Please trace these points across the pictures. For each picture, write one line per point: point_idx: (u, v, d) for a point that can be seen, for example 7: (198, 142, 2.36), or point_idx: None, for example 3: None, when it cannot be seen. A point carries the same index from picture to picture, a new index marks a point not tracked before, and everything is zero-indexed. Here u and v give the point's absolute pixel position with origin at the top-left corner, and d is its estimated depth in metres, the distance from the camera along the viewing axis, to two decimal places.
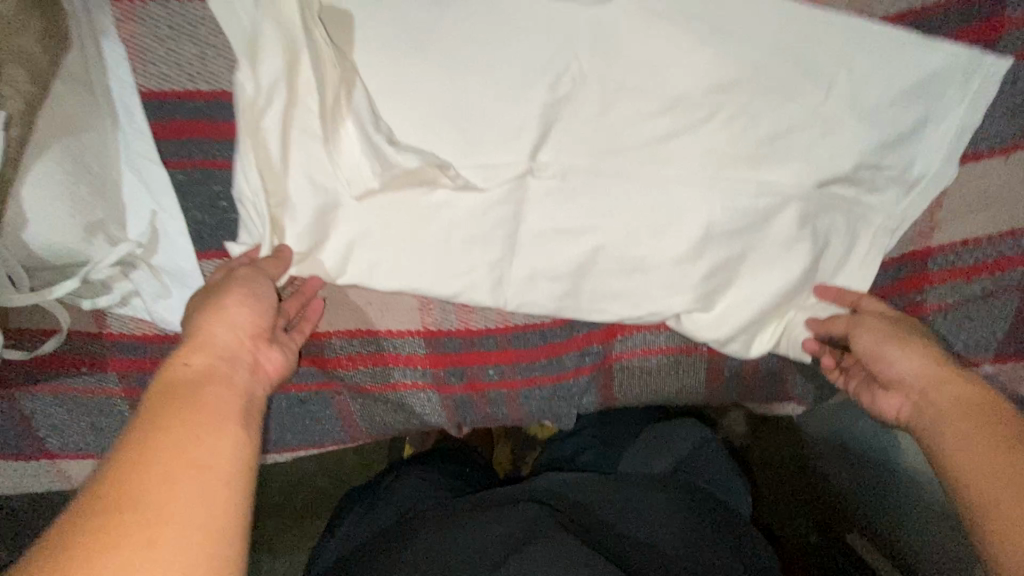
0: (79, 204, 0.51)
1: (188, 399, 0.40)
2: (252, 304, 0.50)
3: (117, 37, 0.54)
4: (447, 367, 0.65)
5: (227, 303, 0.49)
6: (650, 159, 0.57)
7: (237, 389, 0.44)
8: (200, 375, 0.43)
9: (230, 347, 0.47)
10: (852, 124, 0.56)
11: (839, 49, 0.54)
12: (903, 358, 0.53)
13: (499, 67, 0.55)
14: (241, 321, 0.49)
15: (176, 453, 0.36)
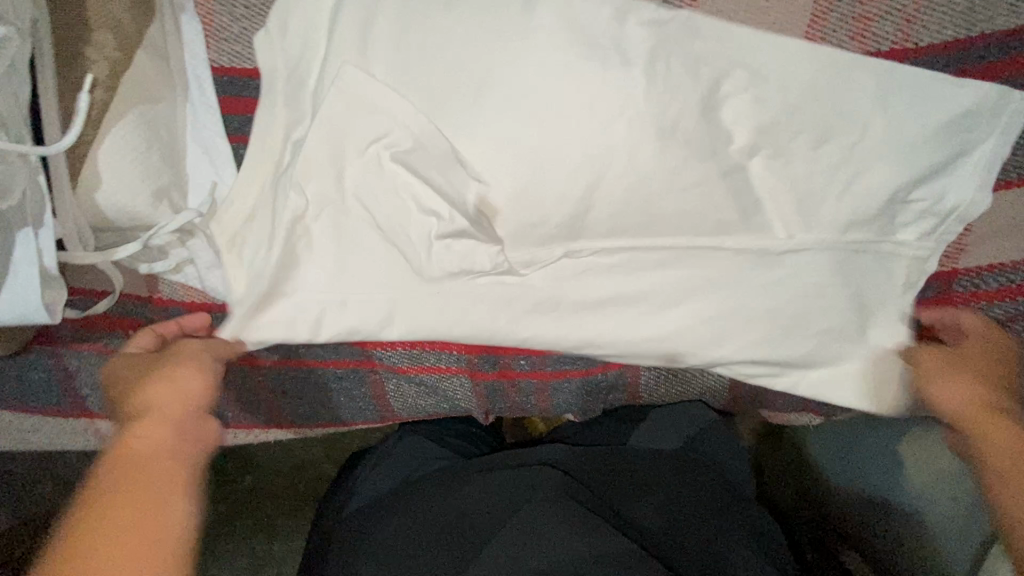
0: (149, 169, 0.53)
1: (124, 480, 0.45)
2: (193, 376, 0.54)
3: (196, 13, 0.56)
4: (483, 352, 0.67)
5: (176, 377, 0.53)
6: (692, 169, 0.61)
7: (173, 463, 0.48)
8: (148, 454, 0.48)
9: (179, 415, 0.51)
10: (897, 157, 0.57)
11: (883, 84, 0.56)
12: (958, 394, 0.59)
13: None
14: (188, 391, 0.53)
15: (101, 552, 0.41)
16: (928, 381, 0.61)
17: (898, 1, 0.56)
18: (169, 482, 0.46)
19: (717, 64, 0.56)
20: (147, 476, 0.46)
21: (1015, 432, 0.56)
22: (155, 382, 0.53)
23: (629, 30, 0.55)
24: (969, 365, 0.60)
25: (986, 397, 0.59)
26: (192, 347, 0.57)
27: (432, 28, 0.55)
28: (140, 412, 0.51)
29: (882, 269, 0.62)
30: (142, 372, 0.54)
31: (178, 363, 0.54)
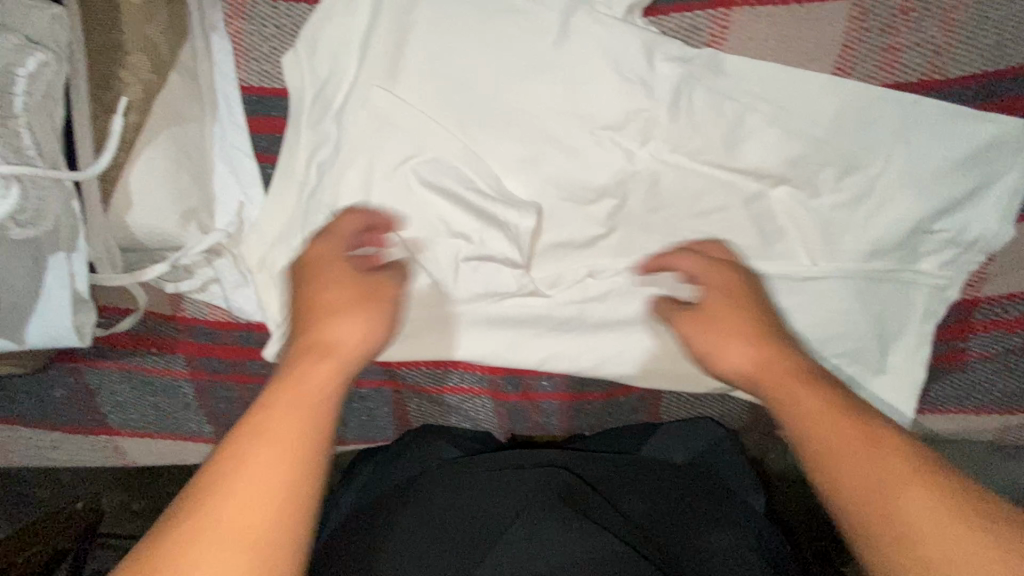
0: (180, 191, 0.52)
1: (290, 425, 0.39)
2: (376, 327, 0.49)
3: (226, 32, 0.55)
4: (505, 373, 0.67)
5: (371, 329, 0.48)
6: (716, 196, 0.61)
7: (329, 428, 0.41)
8: (314, 401, 0.41)
9: (345, 364, 0.45)
10: (915, 190, 0.58)
11: (901, 119, 0.57)
12: (740, 356, 0.51)
13: (585, 96, 0.57)
14: (363, 342, 0.47)
15: (246, 501, 0.36)
16: (697, 338, 0.54)
17: (927, 33, 0.56)
18: (318, 452, 0.39)
19: (741, 98, 0.57)
20: (311, 434, 0.40)
21: (820, 393, 0.46)
22: (343, 314, 0.48)
23: (657, 67, 0.57)
24: (721, 318, 0.53)
25: (768, 355, 0.50)
26: (395, 292, 0.51)
27: (460, 53, 0.56)
28: (322, 343, 0.46)
29: (902, 297, 0.62)
30: (342, 289, 0.49)
31: (376, 308, 0.49)
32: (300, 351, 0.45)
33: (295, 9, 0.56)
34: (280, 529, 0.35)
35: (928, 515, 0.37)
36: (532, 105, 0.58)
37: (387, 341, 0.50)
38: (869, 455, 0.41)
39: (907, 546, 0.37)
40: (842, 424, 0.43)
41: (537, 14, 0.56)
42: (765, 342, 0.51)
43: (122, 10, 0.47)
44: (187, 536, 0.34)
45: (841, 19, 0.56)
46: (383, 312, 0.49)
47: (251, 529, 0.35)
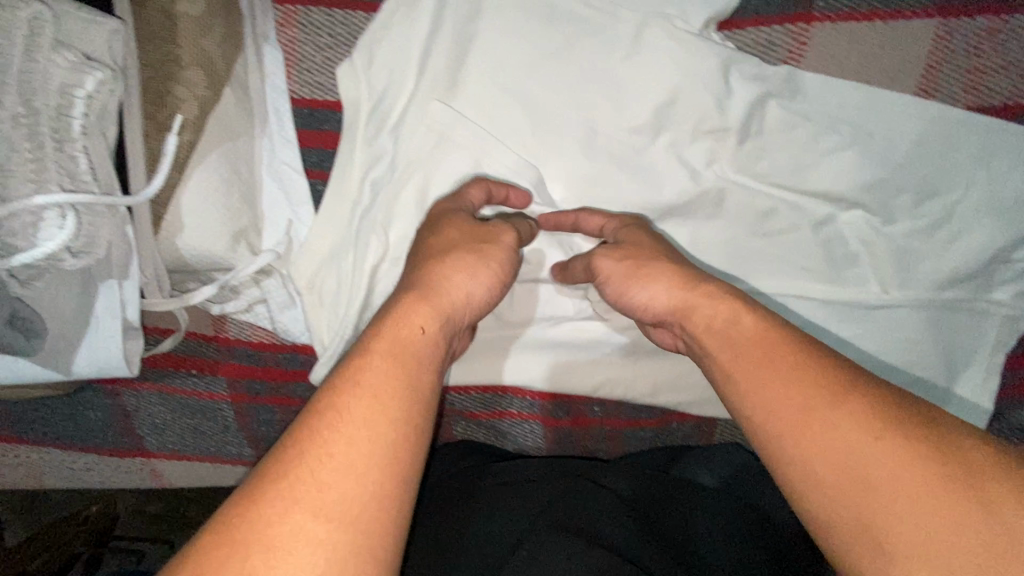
0: (230, 211, 0.49)
1: (392, 378, 0.36)
2: (486, 276, 0.46)
3: (277, 42, 0.53)
4: (556, 398, 0.65)
5: (476, 277, 0.45)
6: (788, 220, 0.58)
7: (432, 382, 0.39)
8: (417, 355, 0.39)
9: (446, 313, 0.42)
10: (996, 218, 0.55)
11: (986, 144, 0.54)
12: (658, 295, 0.46)
13: (654, 113, 0.55)
14: (475, 292, 0.45)
15: (353, 451, 0.33)
16: (616, 274, 0.48)
17: (1015, 55, 0.53)
18: (423, 405, 0.37)
19: (819, 118, 0.54)
20: (414, 387, 0.37)
21: (761, 327, 0.40)
22: (454, 264, 0.44)
23: (733, 84, 0.54)
24: (643, 257, 0.48)
25: (687, 292, 0.45)
26: (508, 240, 0.48)
27: (523, 66, 0.53)
28: (428, 289, 0.42)
29: (973, 328, 0.59)
30: (453, 233, 0.48)
31: (483, 257, 0.46)
32: (403, 295, 0.42)
33: (351, 18, 0.53)
34: (391, 480, 0.33)
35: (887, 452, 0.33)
36: (597, 121, 0.55)
37: (497, 292, 0.47)
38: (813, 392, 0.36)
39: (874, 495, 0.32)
40: (759, 351, 0.39)
41: (606, 25, 0.53)
42: (686, 281, 0.45)
43: (178, 23, 0.44)
44: (298, 484, 0.31)
45: (927, 38, 0.53)
46: (503, 263, 0.47)
47: (361, 480, 0.32)
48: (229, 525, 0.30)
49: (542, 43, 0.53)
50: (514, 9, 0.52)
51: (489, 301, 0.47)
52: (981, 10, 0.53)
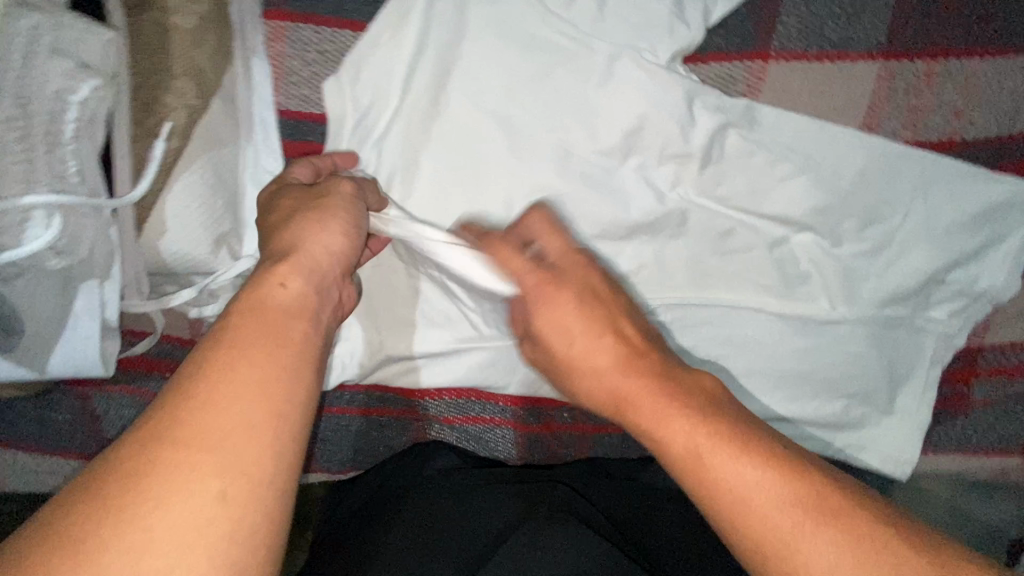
0: (213, 216, 0.51)
1: (259, 327, 0.36)
2: (345, 225, 0.45)
3: (266, 56, 0.55)
4: (527, 402, 0.67)
5: (331, 228, 0.44)
6: (746, 239, 0.62)
7: (308, 325, 0.38)
8: (287, 306, 0.38)
9: (314, 266, 0.42)
10: (931, 242, 0.61)
11: (922, 175, 0.59)
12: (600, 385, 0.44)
13: (622, 134, 0.58)
14: (331, 250, 0.44)
15: (223, 408, 0.32)
16: (551, 338, 0.46)
17: (949, 96, 0.58)
18: (299, 344, 0.36)
19: (773, 146, 0.59)
20: (288, 331, 0.36)
21: (692, 420, 0.39)
22: (299, 228, 0.43)
23: (697, 112, 0.58)
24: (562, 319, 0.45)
25: (621, 371, 0.43)
26: (348, 189, 0.48)
27: (501, 89, 0.57)
28: (287, 251, 0.42)
29: (912, 342, 0.64)
30: (291, 202, 0.47)
31: (325, 209, 0.46)
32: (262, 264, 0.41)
33: (339, 36, 0.55)
34: (269, 421, 0.33)
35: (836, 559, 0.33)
36: (569, 141, 0.59)
37: (350, 242, 0.45)
38: (763, 507, 0.35)
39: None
40: (631, 378, 0.42)
41: (579, 53, 0.56)
42: (627, 369, 0.43)
43: (170, 34, 0.46)
44: (173, 437, 0.31)
45: (870, 79, 0.59)
46: (356, 220, 0.46)
47: (234, 424, 0.32)
48: (101, 483, 0.29)
49: (518, 69, 0.56)
50: (493, 35, 0.56)
51: (347, 254, 0.45)
52: (919, 54, 0.58)
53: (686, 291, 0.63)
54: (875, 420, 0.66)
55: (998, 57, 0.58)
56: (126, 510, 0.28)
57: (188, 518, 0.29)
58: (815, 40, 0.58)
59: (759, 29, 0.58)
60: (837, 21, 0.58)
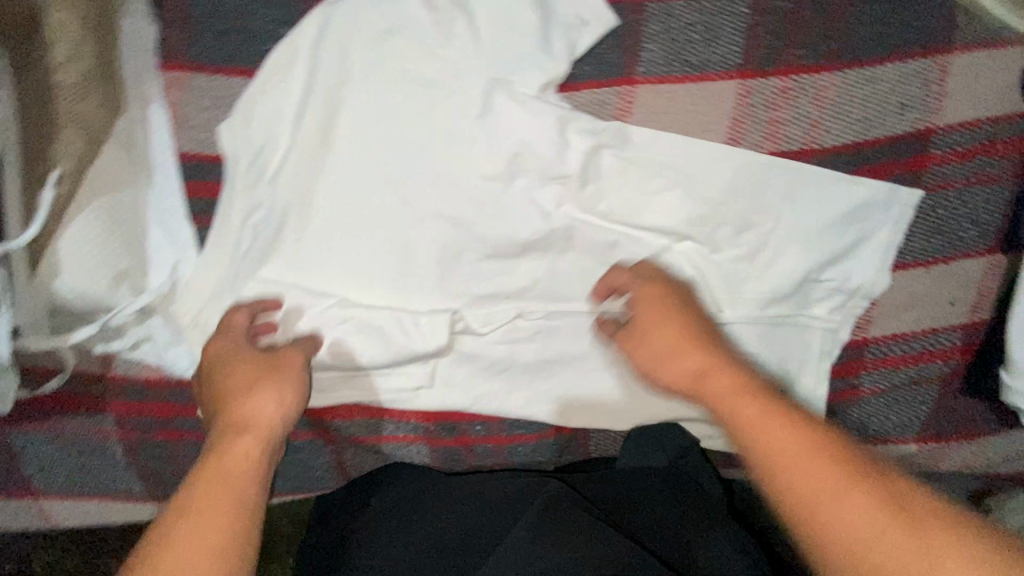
0: (112, 255, 0.57)
1: (219, 496, 0.45)
2: (292, 396, 0.54)
3: (163, 103, 0.59)
4: (439, 416, 0.70)
5: (284, 397, 0.53)
6: (630, 248, 0.66)
7: (257, 487, 0.47)
8: (240, 476, 0.47)
9: (265, 437, 0.50)
10: (802, 245, 0.65)
11: (786, 186, 0.64)
12: (683, 365, 0.56)
13: (504, 159, 0.63)
14: (280, 412, 0.53)
15: None
16: (646, 328, 0.60)
17: (805, 110, 0.63)
18: (243, 512, 0.45)
19: (645, 165, 0.64)
20: (240, 498, 0.45)
21: (760, 402, 0.49)
22: (251, 393, 0.53)
23: (570, 137, 0.63)
24: (654, 305, 0.60)
25: (705, 363, 0.55)
26: (299, 361, 0.57)
27: (386, 125, 0.61)
28: (241, 422, 0.51)
29: (799, 339, 0.68)
30: (248, 370, 0.55)
31: (279, 382, 0.54)
32: (219, 436, 0.50)
33: (232, 82, 0.60)
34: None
35: (860, 513, 0.41)
36: (456, 170, 0.63)
37: (292, 410, 0.54)
38: (806, 462, 0.44)
39: (850, 549, 0.41)
40: (697, 357, 0.56)
41: (458, 90, 0.62)
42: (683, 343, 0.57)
43: (55, 92, 0.50)
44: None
45: (730, 97, 0.63)
46: (298, 385, 0.55)
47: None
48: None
49: (403, 106, 0.61)
50: (376, 77, 0.60)
51: (296, 420, 0.54)
52: (772, 72, 0.63)
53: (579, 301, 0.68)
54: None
55: (845, 70, 0.62)
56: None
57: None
58: (676, 64, 0.63)
59: (625, 57, 0.63)
60: (695, 46, 0.63)
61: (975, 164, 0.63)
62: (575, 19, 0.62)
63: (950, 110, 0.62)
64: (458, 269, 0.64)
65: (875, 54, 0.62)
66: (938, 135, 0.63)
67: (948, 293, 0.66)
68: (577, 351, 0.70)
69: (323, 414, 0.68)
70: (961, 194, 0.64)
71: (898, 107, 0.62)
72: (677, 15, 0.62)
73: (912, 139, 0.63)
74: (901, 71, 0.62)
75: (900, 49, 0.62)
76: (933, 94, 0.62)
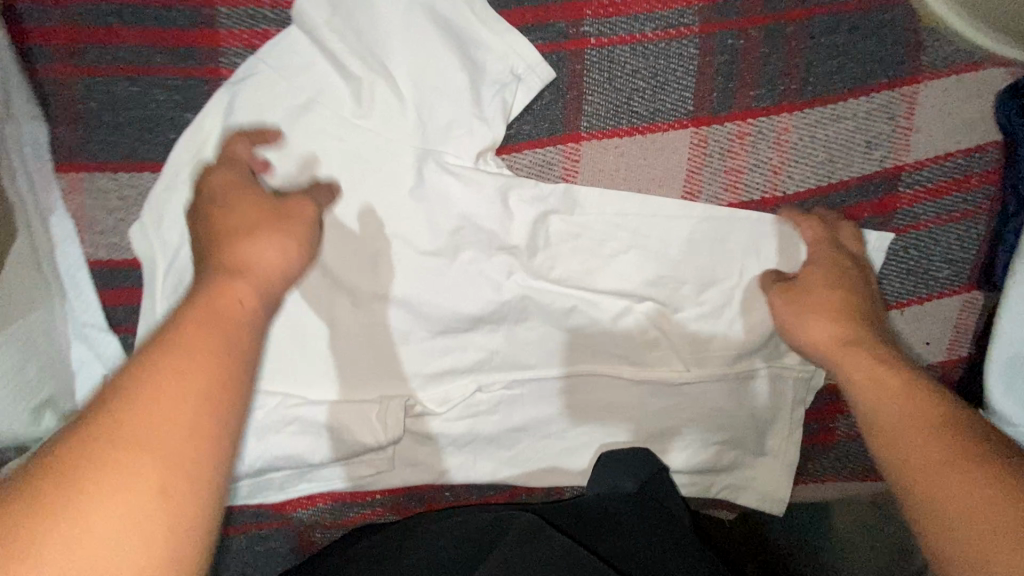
0: (30, 384, 0.52)
1: (211, 334, 0.36)
2: (296, 248, 0.47)
3: (65, 211, 0.54)
4: (406, 491, 0.68)
5: (288, 244, 0.46)
6: (591, 312, 0.61)
7: (253, 340, 0.38)
8: (239, 323, 0.38)
9: (263, 286, 0.42)
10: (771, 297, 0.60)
11: (748, 238, 0.59)
12: (824, 328, 0.53)
13: (444, 231, 0.58)
14: (284, 260, 0.45)
15: (153, 422, 0.31)
16: (815, 270, 0.56)
17: (764, 154, 0.58)
18: (241, 367, 0.35)
19: (598, 228, 0.59)
20: (233, 346, 0.36)
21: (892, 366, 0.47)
22: (252, 228, 0.45)
23: (513, 206, 0.58)
24: (828, 264, 0.57)
25: (850, 333, 0.52)
26: (310, 214, 0.50)
27: None
28: (235, 266, 0.42)
29: (771, 389, 0.65)
30: (247, 212, 0.47)
31: (288, 230, 0.47)
32: (210, 277, 0.41)
33: (138, 178, 0.55)
34: (214, 424, 0.32)
35: (961, 480, 0.36)
36: (395, 249, 0.58)
37: (300, 261, 0.46)
38: (910, 425, 0.42)
39: (931, 495, 0.37)
40: (848, 311, 0.54)
41: (388, 165, 0.57)
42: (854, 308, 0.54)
43: None
44: (126, 430, 0.30)
45: (684, 146, 0.59)
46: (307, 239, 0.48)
47: (180, 425, 0.31)
48: (38, 474, 0.28)
49: (333, 186, 0.56)
50: (298, 158, 0.56)
51: (300, 275, 0.47)
52: (727, 118, 0.58)
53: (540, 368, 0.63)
54: (745, 463, 0.69)
55: (806, 110, 0.58)
56: (60, 510, 0.27)
57: (113, 518, 0.28)
58: (623, 116, 0.58)
59: (567, 112, 0.58)
60: (642, 94, 0.58)
61: (948, 201, 0.59)
62: (508, 74, 0.56)
63: (918, 147, 0.58)
64: (408, 350, 0.60)
65: (836, 90, 0.58)
66: (906, 173, 0.59)
67: (923, 333, 0.62)
68: (543, 417, 0.66)
69: (286, 504, 0.67)
70: (933, 233, 0.60)
71: (863, 146, 0.58)
72: (621, 61, 0.57)
73: (880, 178, 0.59)
74: (866, 106, 0.58)
75: (863, 83, 0.58)
76: (900, 129, 0.58)
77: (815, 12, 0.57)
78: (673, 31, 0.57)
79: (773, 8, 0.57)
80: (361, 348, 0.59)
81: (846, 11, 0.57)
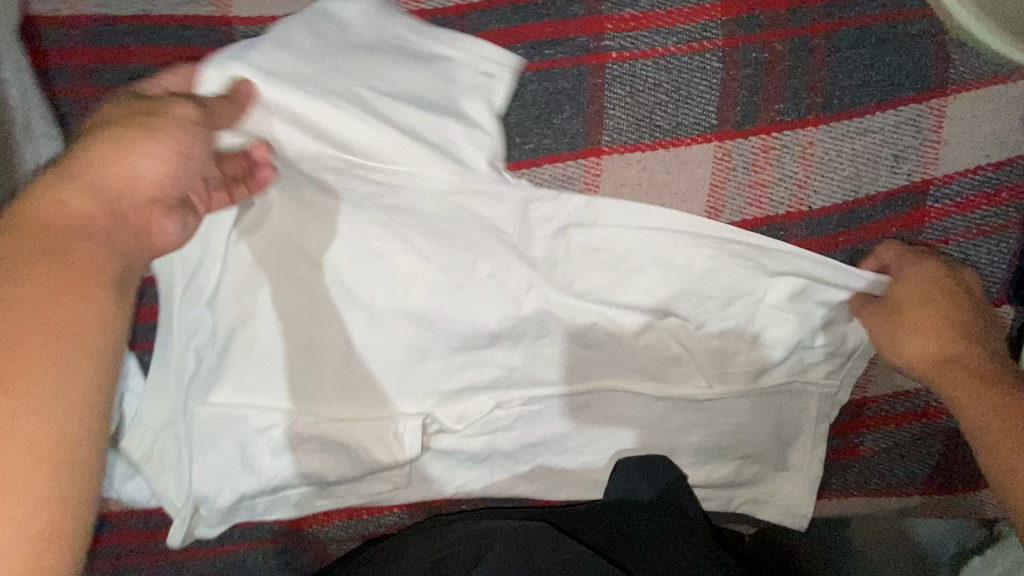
0: None
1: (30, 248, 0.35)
2: (161, 153, 0.43)
3: None
4: (423, 505, 0.67)
5: (148, 149, 0.42)
6: (610, 327, 0.61)
7: (92, 258, 0.36)
8: (71, 226, 0.37)
9: (99, 188, 0.39)
10: (795, 307, 0.59)
11: (772, 263, 0.58)
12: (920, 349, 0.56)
13: (463, 246, 0.58)
14: (149, 171, 0.42)
15: None
16: (907, 290, 0.57)
17: (789, 168, 0.58)
18: (70, 278, 0.35)
19: (618, 243, 0.58)
20: (60, 254, 0.35)
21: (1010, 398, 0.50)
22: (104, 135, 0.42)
23: (534, 221, 0.58)
24: (921, 283, 0.57)
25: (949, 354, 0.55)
26: (186, 113, 0.45)
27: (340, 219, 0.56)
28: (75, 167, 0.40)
29: (795, 404, 0.64)
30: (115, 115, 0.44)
31: (155, 141, 0.43)
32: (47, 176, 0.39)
33: None
34: (31, 335, 0.32)
35: None
36: (413, 263, 0.58)
37: (165, 167, 0.43)
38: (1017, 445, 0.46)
39: None
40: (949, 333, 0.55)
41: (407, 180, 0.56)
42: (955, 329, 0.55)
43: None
44: None
45: (707, 160, 0.58)
46: (187, 142, 0.44)
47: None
48: None
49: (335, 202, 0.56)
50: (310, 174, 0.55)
51: (167, 181, 0.43)
52: (752, 131, 0.57)
53: (559, 386, 0.62)
54: (768, 478, 0.67)
55: (832, 123, 0.57)
56: None
57: None
58: (646, 130, 0.58)
59: (589, 125, 0.58)
60: (665, 108, 0.57)
61: (979, 215, 0.58)
62: (482, 75, 0.56)
63: (947, 160, 0.58)
64: (423, 367, 0.59)
65: (862, 104, 0.57)
66: (936, 187, 0.58)
67: None
68: (561, 432, 0.64)
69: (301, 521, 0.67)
70: (964, 247, 0.59)
71: (890, 159, 0.58)
72: (643, 75, 0.57)
73: (908, 192, 0.58)
74: (893, 120, 0.57)
75: (890, 96, 0.57)
76: (928, 142, 0.57)
77: (840, 26, 0.56)
78: (696, 44, 0.57)
79: (796, 22, 0.56)
80: (374, 360, 0.58)
81: (870, 25, 0.56)
